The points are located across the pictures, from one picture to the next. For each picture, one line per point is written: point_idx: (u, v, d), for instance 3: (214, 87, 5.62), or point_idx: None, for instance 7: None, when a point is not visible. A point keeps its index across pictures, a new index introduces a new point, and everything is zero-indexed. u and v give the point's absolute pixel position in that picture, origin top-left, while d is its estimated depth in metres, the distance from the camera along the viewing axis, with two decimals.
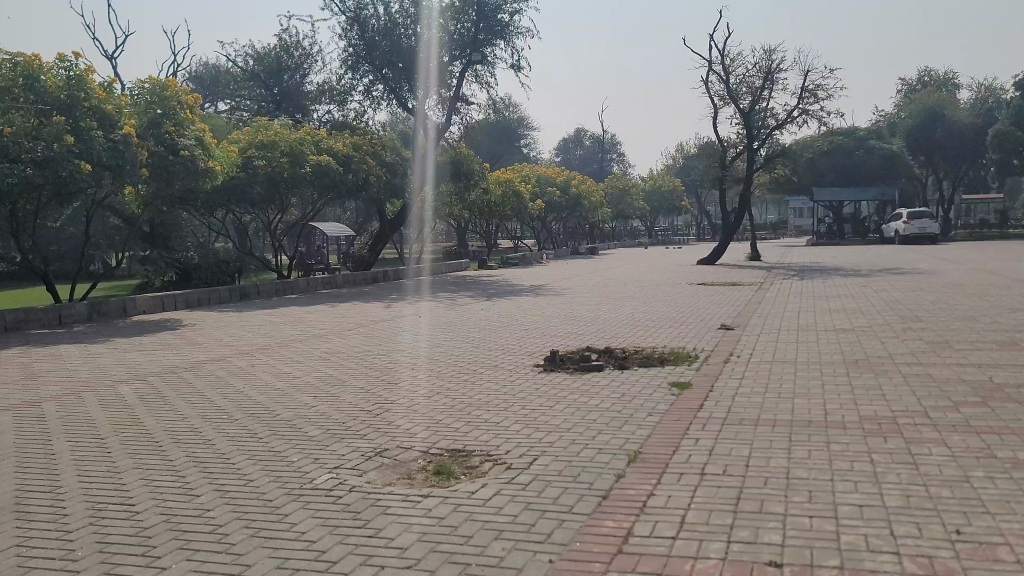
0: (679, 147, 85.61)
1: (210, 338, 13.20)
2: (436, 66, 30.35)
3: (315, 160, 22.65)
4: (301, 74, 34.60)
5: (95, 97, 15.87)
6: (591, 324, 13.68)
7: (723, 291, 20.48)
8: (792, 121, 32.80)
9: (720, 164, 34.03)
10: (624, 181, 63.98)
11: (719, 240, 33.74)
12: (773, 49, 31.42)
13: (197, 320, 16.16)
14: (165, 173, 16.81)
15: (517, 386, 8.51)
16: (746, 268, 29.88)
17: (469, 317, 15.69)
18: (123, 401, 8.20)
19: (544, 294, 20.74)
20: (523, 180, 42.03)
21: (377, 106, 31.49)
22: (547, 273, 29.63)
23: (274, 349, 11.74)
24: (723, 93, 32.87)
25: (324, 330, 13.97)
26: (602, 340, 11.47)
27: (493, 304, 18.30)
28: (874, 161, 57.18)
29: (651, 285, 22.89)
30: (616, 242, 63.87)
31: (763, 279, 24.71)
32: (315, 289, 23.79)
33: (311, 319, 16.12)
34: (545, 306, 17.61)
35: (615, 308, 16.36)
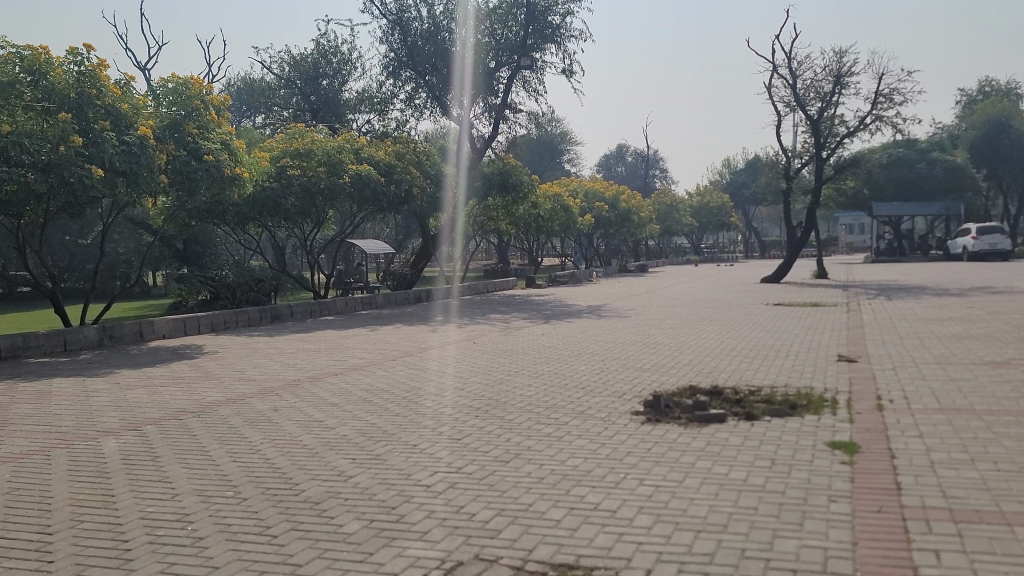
0: (727, 161, 82.97)
1: (231, 369, 11.29)
2: (480, 73, 28.54)
3: (356, 168, 20.79)
4: (339, 82, 33.06)
5: (108, 95, 14.22)
6: (677, 355, 11.53)
7: (810, 313, 18.13)
8: (864, 129, 30.38)
9: (785, 174, 31.65)
10: (670, 196, 61.79)
11: (785, 257, 31.31)
12: (844, 49, 29.05)
13: (219, 347, 14.30)
14: (188, 181, 15.05)
15: (621, 445, 6.39)
16: (820, 287, 27.38)
17: (529, 344, 13.60)
18: (101, 463, 6.26)
19: (607, 316, 18.57)
20: (571, 194, 39.96)
21: (419, 115, 29.74)
22: (602, 292, 27.41)
23: (305, 386, 9.75)
24: (789, 99, 30.60)
25: (363, 360, 12.00)
26: (705, 378, 9.32)
27: (552, 328, 16.19)
28: (938, 174, 54.18)
29: (724, 306, 20.60)
30: (663, 259, 61.48)
31: (845, 299, 22.33)
32: (353, 310, 21.90)
33: (347, 345, 14.18)
34: (613, 330, 15.49)
35: (697, 334, 14.15)
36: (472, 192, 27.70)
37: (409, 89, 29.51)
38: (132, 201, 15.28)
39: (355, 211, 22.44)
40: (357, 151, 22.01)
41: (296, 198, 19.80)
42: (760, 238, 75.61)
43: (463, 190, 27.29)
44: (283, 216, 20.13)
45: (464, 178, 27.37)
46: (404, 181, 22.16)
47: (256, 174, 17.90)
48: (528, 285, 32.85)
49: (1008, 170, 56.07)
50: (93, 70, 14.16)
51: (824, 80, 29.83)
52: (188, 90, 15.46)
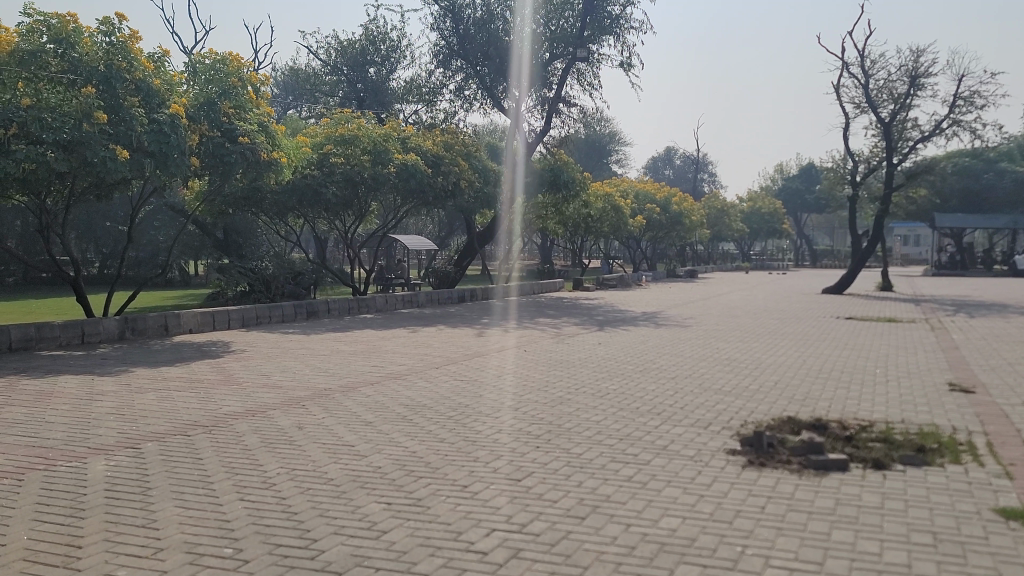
0: (780, 167, 80.63)
1: (255, 373, 10.14)
2: (533, 65, 27.24)
3: (402, 158, 19.61)
4: (387, 69, 32.06)
5: (139, 69, 13.21)
6: (758, 376, 10.14)
7: (891, 329, 16.52)
8: (940, 134, 28.42)
9: (851, 180, 29.86)
10: (721, 201, 59.95)
11: (849, 267, 29.54)
12: (922, 49, 27.11)
13: (247, 345, 13.21)
14: (221, 164, 14.00)
15: (724, 499, 5.04)
16: (889, 301, 25.61)
17: (585, 355, 12.29)
18: (78, 496, 5.10)
19: (667, 325, 17.16)
20: (623, 194, 38.51)
21: (469, 107, 28.57)
22: (654, 299, 25.96)
23: (336, 398, 8.54)
24: (860, 101, 28.78)
25: (403, 367, 10.78)
26: (802, 409, 7.94)
27: (610, 336, 14.84)
28: (1006, 186, 51.58)
29: (792, 318, 19.04)
30: (712, 264, 59.69)
31: (923, 315, 20.60)
32: (394, 308, 20.75)
33: (386, 348, 12.98)
34: (677, 341, 14.12)
35: (773, 351, 12.68)
36: (522, 190, 26.45)
37: (459, 79, 28.35)
38: (161, 185, 14.26)
39: (399, 204, 21.31)
40: (404, 140, 20.82)
41: (338, 188, 18.71)
42: (812, 246, 73.27)
43: (512, 188, 26.08)
44: (324, 206, 19.08)
45: (513, 175, 26.18)
46: (451, 173, 20.94)
47: (296, 160, 16.84)
48: (575, 288, 31.51)
49: None
50: (124, 41, 13.18)
51: (898, 81, 27.89)
52: (226, 67, 14.40)
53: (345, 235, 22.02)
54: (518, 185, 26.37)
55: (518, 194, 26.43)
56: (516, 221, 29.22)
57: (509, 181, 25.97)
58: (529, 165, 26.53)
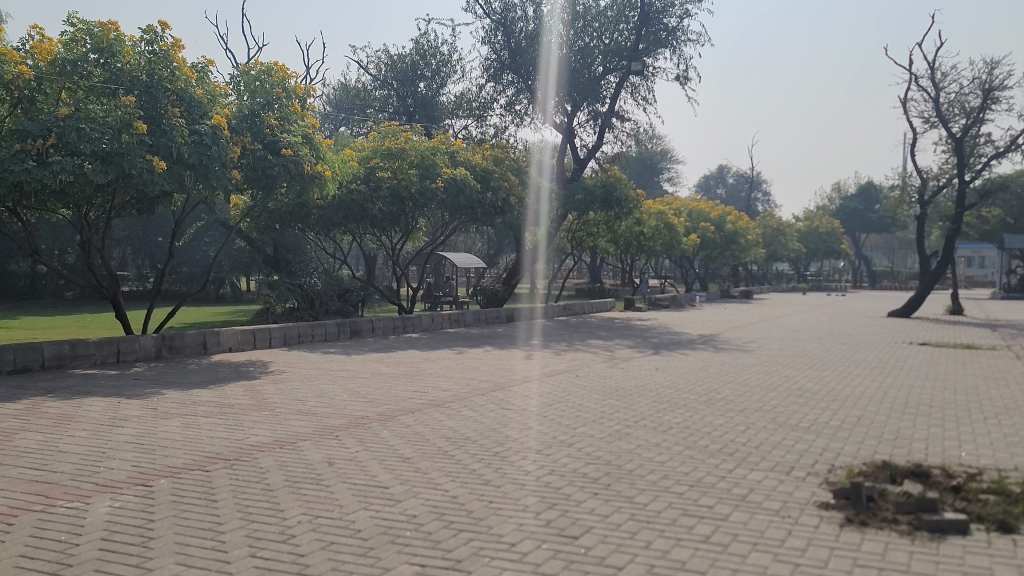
0: (837, 186, 78.63)
1: (290, 398, 9.52)
2: (585, 80, 26.56)
3: (451, 172, 19.02)
4: (438, 84, 31.70)
5: (181, 78, 12.79)
6: (836, 410, 9.21)
7: (972, 357, 15.34)
8: (1015, 150, 26.91)
9: (919, 198, 28.48)
10: (777, 220, 58.50)
11: (917, 289, 28.14)
12: (997, 60, 25.75)
13: (287, 365, 12.66)
14: (263, 177, 13.51)
15: (824, 570, 4.20)
16: (961, 325, 24.20)
17: (642, 381, 11.46)
18: (69, 547, 4.46)
19: (727, 349, 16.20)
20: (677, 211, 37.59)
21: (520, 122, 27.99)
22: (710, 320, 24.94)
23: (372, 427, 7.86)
24: (929, 115, 27.46)
25: (447, 393, 10.08)
26: (896, 453, 7.00)
27: (668, 360, 13.97)
28: None
29: (861, 343, 17.89)
30: (766, 285, 58.19)
31: (1002, 341, 19.27)
32: (441, 327, 20.10)
33: (430, 371, 12.31)
34: (741, 367, 13.18)
35: (847, 380, 11.72)
36: (574, 206, 25.73)
37: (510, 93, 27.83)
38: (203, 198, 13.83)
39: (447, 221, 20.70)
40: (453, 154, 20.22)
41: (385, 203, 18.19)
42: (871, 267, 71.09)
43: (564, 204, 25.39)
44: (370, 222, 18.55)
45: (565, 191, 25.50)
46: (502, 189, 20.29)
47: (342, 174, 16.34)
48: (626, 308, 30.61)
49: None
50: (166, 50, 12.78)
51: (971, 94, 26.54)
52: (270, 77, 13.88)
53: (391, 252, 21.48)
54: (570, 202, 25.67)
55: (570, 210, 25.72)
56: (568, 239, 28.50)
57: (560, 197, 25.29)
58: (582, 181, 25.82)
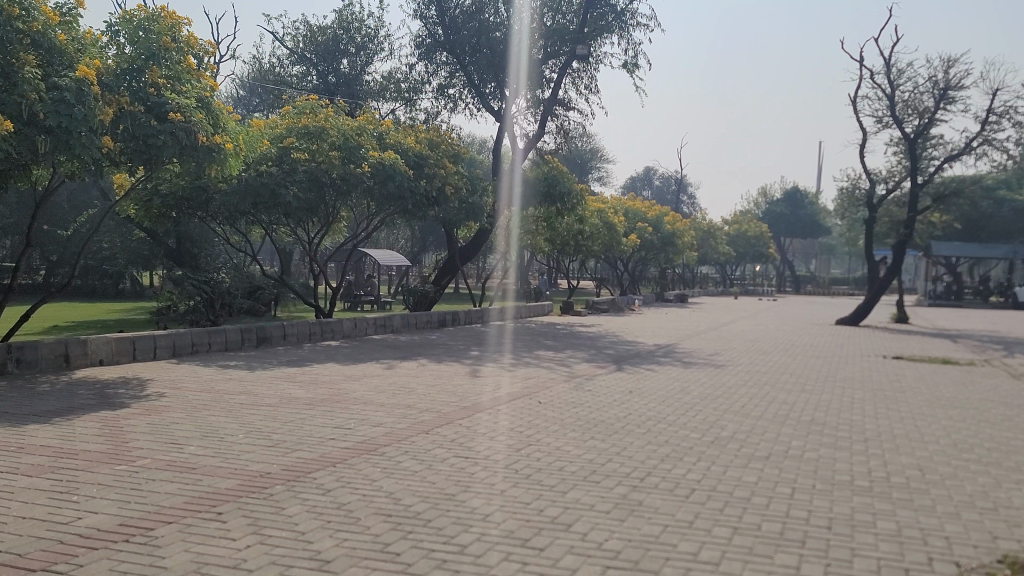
0: (763, 190, 78.51)
1: (167, 443, 7.07)
2: (526, 63, 24.43)
3: (379, 156, 16.61)
4: (363, 61, 29.15)
5: (36, 18, 10.12)
6: (882, 456, 7.26)
7: (964, 377, 13.73)
8: (968, 154, 25.78)
9: (869, 201, 27.27)
10: (707, 222, 57.50)
11: (866, 297, 26.89)
12: (954, 58, 24.45)
13: (173, 385, 10.14)
14: (144, 148, 10.85)
15: None
16: (916, 336, 22.93)
17: (618, 409, 9.37)
18: None
19: (695, 364, 14.29)
20: (615, 210, 35.90)
21: (453, 107, 25.71)
22: (657, 326, 23.10)
23: (275, 496, 5.52)
24: (884, 114, 26.20)
25: (379, 430, 7.78)
26: (1020, 539, 5.03)
27: (637, 379, 11.95)
28: (1005, 214, 48.29)
29: (835, 357, 16.21)
30: (695, 288, 57.15)
31: (975, 355, 17.90)
32: (365, 334, 17.63)
33: (354, 394, 9.98)
34: (722, 389, 11.25)
35: (855, 409, 9.87)
36: (517, 199, 23.93)
37: (443, 75, 25.50)
38: (69, 171, 11.12)
39: (374, 212, 18.27)
40: (381, 135, 17.73)
41: (300, 190, 15.60)
42: (795, 273, 71.00)
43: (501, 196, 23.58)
44: (283, 211, 15.97)
45: (505, 184, 23.71)
46: (438, 177, 17.96)
47: (246, 152, 13.79)
48: (563, 312, 28.65)
49: None
50: None
51: (925, 94, 25.22)
52: (155, 26, 11.33)
53: (309, 246, 18.93)
54: (512, 195, 23.89)
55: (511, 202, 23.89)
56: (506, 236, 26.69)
57: (501, 190, 23.51)
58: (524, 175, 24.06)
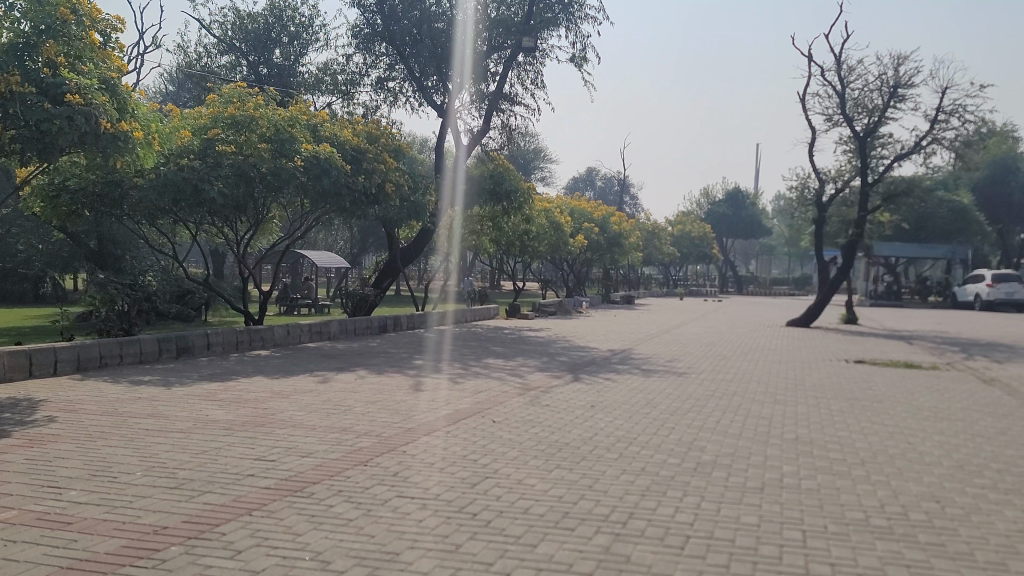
0: (705, 190, 78.61)
1: (49, 487, 5.85)
2: (469, 56, 23.32)
3: (312, 149, 15.35)
4: (297, 51, 27.74)
5: None
6: (887, 484, 6.40)
7: (934, 383, 13.10)
8: (919, 152, 25.47)
9: (819, 200, 26.88)
10: (652, 222, 57.15)
11: (817, 298, 26.46)
12: (904, 55, 24.05)
13: (71, 406, 8.86)
14: (37, 135, 9.48)
15: None
16: (870, 337, 22.50)
17: (581, 427, 8.40)
18: None
19: (655, 372, 13.42)
20: (562, 210, 35.07)
21: (393, 100, 24.53)
22: (608, 330, 22.21)
23: (172, 563, 4.40)
24: (834, 111, 25.79)
25: (308, 464, 6.70)
26: None
27: (595, 391, 11.00)
28: (943, 216, 47.83)
29: (797, 361, 15.50)
30: (640, 289, 56.72)
31: (935, 357, 17.39)
32: (300, 342, 16.36)
33: (282, 415, 8.84)
34: (690, 401, 10.36)
35: (837, 424, 9.06)
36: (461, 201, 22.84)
37: (383, 67, 24.28)
38: None
39: (308, 211, 16.99)
40: (315, 127, 16.41)
41: (225, 185, 14.21)
42: (736, 273, 71.06)
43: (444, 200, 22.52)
44: (208, 208, 14.64)
45: (450, 186, 22.66)
46: (377, 174, 16.72)
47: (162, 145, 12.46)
48: (509, 315, 27.63)
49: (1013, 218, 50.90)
50: None
51: (875, 92, 24.84)
52: None
53: (238, 247, 17.55)
54: (457, 197, 22.80)
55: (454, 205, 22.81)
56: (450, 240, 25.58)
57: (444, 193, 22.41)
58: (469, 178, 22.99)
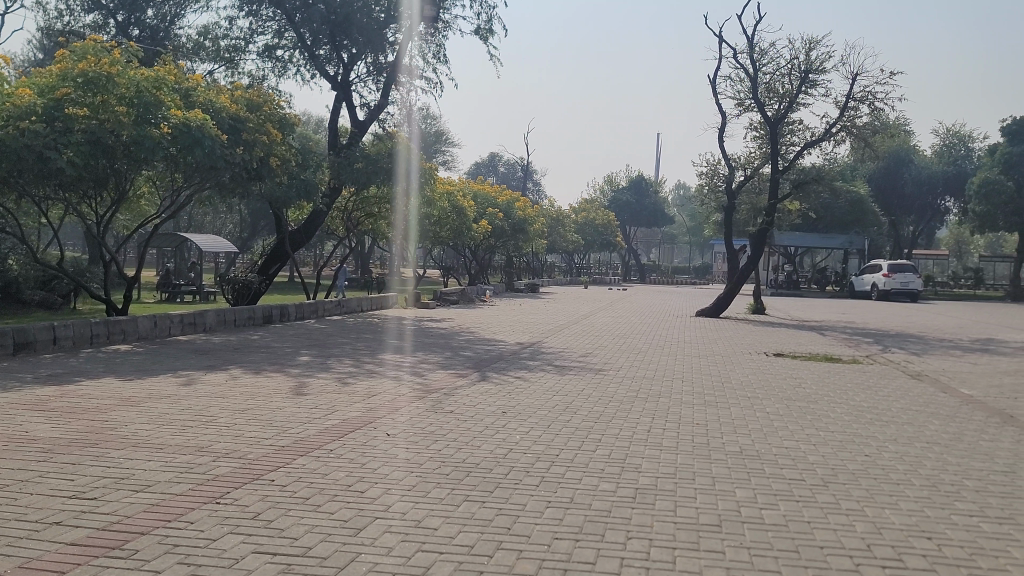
0: (609, 178, 78.49)
1: None
2: (368, 23, 21.61)
3: (182, 115, 13.54)
4: (173, 12, 25.43)
5: None
6: (862, 514, 5.30)
7: (862, 379, 12.32)
8: (827, 140, 25.20)
9: (728, 187, 26.41)
10: (556, 209, 56.38)
11: (727, 287, 25.98)
12: (816, 40, 23.62)
13: None
14: None
15: None
16: (780, 327, 22.01)
17: (492, 441, 7.06)
18: None
19: (569, 368, 12.21)
20: (465, 195, 33.69)
21: (282, 70, 22.66)
22: (514, 320, 20.98)
23: None
24: (744, 95, 25.25)
25: (138, 504, 5.15)
26: None
27: (504, 393, 9.68)
28: (840, 205, 48.74)
29: (716, 355, 14.60)
30: (544, 277, 55.93)
31: (852, 349, 16.81)
32: (170, 334, 14.50)
33: (124, 430, 7.19)
34: (610, 405, 9.17)
35: (779, 431, 7.98)
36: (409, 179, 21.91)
37: (271, 33, 22.36)
38: None
39: (180, 186, 15.09)
40: (187, 92, 14.52)
41: (78, 154, 12.29)
42: (639, 262, 71.20)
43: (397, 181, 21.61)
44: (58, 181, 12.66)
45: (400, 169, 21.67)
46: (260, 146, 14.94)
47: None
48: (410, 304, 26.10)
49: (905, 210, 52.25)
50: None
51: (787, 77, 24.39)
52: None
53: (98, 226, 15.48)
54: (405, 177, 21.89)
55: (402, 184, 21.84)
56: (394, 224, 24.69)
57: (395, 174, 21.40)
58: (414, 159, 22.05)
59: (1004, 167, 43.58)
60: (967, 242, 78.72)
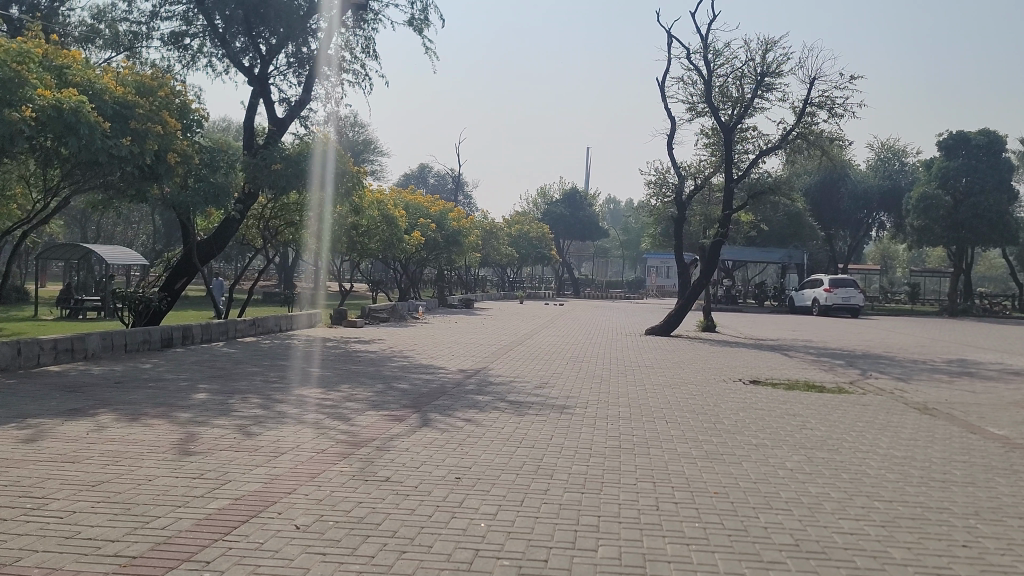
0: (542, 191, 76.97)
1: None
2: (287, 8, 19.21)
3: (53, 97, 10.99)
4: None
5: None
6: None
7: (869, 415, 10.53)
8: (781, 147, 23.79)
9: (679, 198, 24.73)
10: (490, 221, 54.38)
11: (677, 303, 24.29)
12: (773, 41, 22.20)
13: None
14: None
15: None
16: (739, 348, 20.35)
17: (448, 537, 4.89)
18: None
19: (527, 406, 10.09)
20: (395, 203, 31.40)
21: (188, 60, 20.12)
22: (449, 341, 18.81)
23: None
24: (697, 99, 23.67)
25: None
26: None
27: (454, 447, 7.47)
28: (779, 218, 48.02)
29: (690, 385, 12.67)
30: (478, 291, 53.87)
31: (829, 375, 15.14)
32: (38, 364, 11.89)
33: None
34: (594, 464, 7.06)
35: (827, 504, 5.98)
36: (331, 185, 19.31)
37: (176, 18, 19.78)
38: None
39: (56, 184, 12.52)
40: (61, 70, 12.05)
41: None
42: (573, 276, 69.68)
43: (317, 186, 19.03)
44: None
45: (322, 172, 19.11)
46: (153, 137, 12.48)
47: None
48: (335, 322, 23.69)
49: (840, 224, 51.96)
50: None
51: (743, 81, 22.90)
52: None
53: None
54: (324, 182, 19.18)
55: (321, 190, 19.26)
56: (316, 232, 22.28)
57: (313, 178, 18.93)
58: (335, 160, 19.38)
59: (941, 181, 43.33)
60: (892, 256, 79.88)
